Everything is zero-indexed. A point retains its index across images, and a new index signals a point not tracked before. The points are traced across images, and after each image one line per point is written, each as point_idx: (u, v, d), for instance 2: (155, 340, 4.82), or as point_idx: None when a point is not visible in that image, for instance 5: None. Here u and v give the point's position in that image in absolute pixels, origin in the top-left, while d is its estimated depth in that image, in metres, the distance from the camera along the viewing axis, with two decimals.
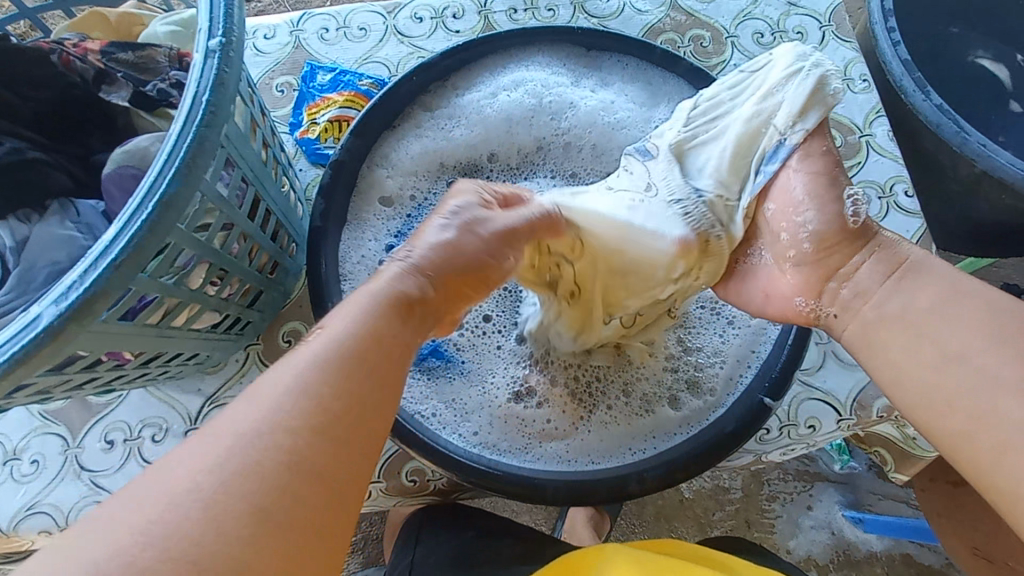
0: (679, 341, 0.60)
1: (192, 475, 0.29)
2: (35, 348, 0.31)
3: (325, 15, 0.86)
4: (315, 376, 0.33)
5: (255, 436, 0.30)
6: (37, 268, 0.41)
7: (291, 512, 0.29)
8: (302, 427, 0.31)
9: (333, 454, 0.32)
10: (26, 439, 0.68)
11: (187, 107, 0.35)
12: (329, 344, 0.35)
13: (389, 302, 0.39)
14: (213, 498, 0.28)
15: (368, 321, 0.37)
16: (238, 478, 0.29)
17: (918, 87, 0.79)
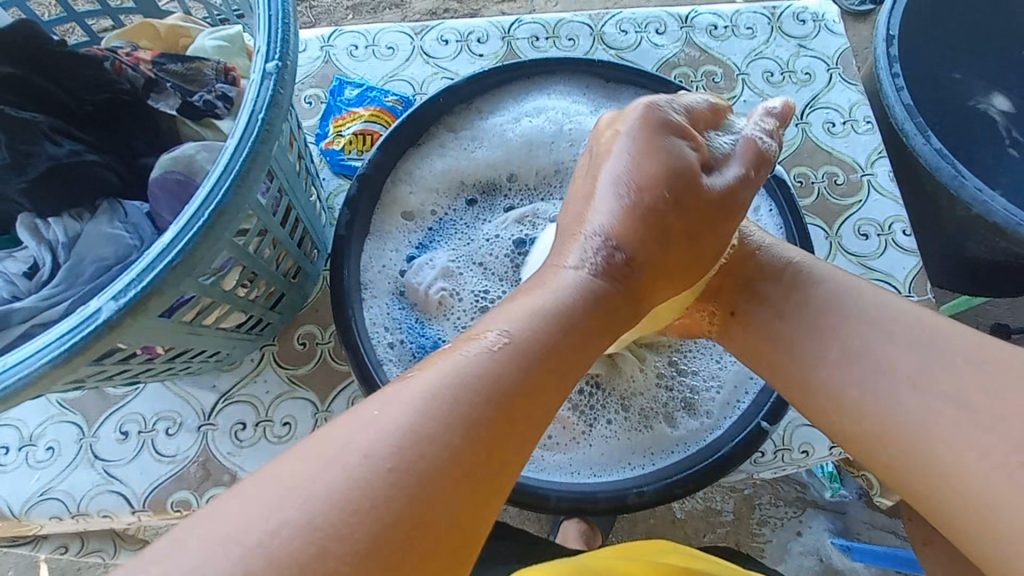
0: (672, 362, 0.63)
1: (324, 452, 0.28)
2: (92, 339, 0.34)
3: (355, 32, 0.90)
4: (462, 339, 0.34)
5: (434, 395, 0.31)
6: (84, 263, 0.44)
7: (466, 465, 0.29)
8: (456, 388, 0.31)
9: (498, 417, 0.31)
10: (43, 426, 0.70)
11: (244, 125, 0.39)
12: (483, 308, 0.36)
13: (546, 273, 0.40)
14: (394, 495, 0.27)
15: (512, 278, 0.38)
16: (400, 434, 0.29)
17: (919, 130, 0.83)
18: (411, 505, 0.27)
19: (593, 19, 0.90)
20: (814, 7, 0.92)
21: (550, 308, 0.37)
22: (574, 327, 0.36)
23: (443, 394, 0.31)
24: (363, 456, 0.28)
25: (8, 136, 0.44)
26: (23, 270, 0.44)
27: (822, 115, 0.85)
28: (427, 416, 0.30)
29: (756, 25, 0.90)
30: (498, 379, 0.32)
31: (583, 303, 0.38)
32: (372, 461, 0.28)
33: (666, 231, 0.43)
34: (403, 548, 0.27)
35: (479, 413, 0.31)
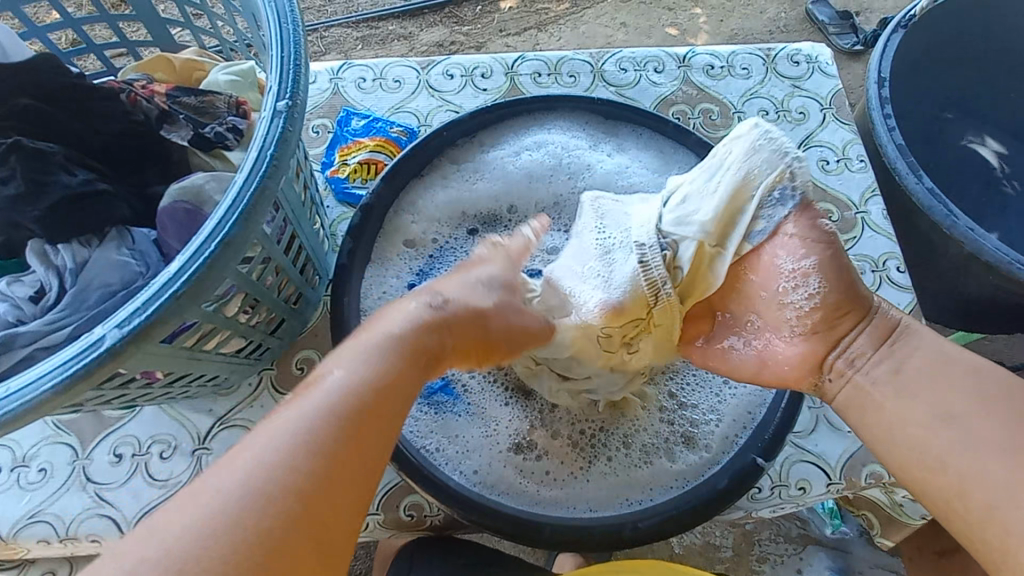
0: (672, 395, 0.63)
1: (170, 529, 0.30)
2: (96, 366, 0.35)
3: (363, 66, 0.93)
4: (325, 424, 0.36)
5: (260, 476, 0.33)
6: (91, 289, 0.44)
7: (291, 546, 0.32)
8: (313, 463, 0.34)
9: (340, 486, 0.35)
10: (37, 447, 0.70)
11: (253, 161, 0.40)
12: (340, 388, 0.38)
13: (403, 346, 0.42)
14: (252, 526, 0.31)
15: (384, 366, 0.40)
16: (236, 519, 0.31)
17: (910, 170, 0.85)
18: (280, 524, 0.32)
19: (593, 57, 0.93)
20: (808, 50, 0.95)
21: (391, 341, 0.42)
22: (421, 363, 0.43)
23: (310, 441, 0.35)
24: (188, 536, 0.30)
25: (26, 165, 0.46)
26: (29, 294, 0.45)
27: (816, 153, 0.87)
28: (263, 463, 0.33)
29: (751, 65, 0.93)
30: (336, 420, 0.36)
31: (400, 365, 0.41)
32: (193, 544, 0.30)
33: (462, 321, 0.47)
34: (267, 571, 0.31)
35: (325, 451, 0.35)
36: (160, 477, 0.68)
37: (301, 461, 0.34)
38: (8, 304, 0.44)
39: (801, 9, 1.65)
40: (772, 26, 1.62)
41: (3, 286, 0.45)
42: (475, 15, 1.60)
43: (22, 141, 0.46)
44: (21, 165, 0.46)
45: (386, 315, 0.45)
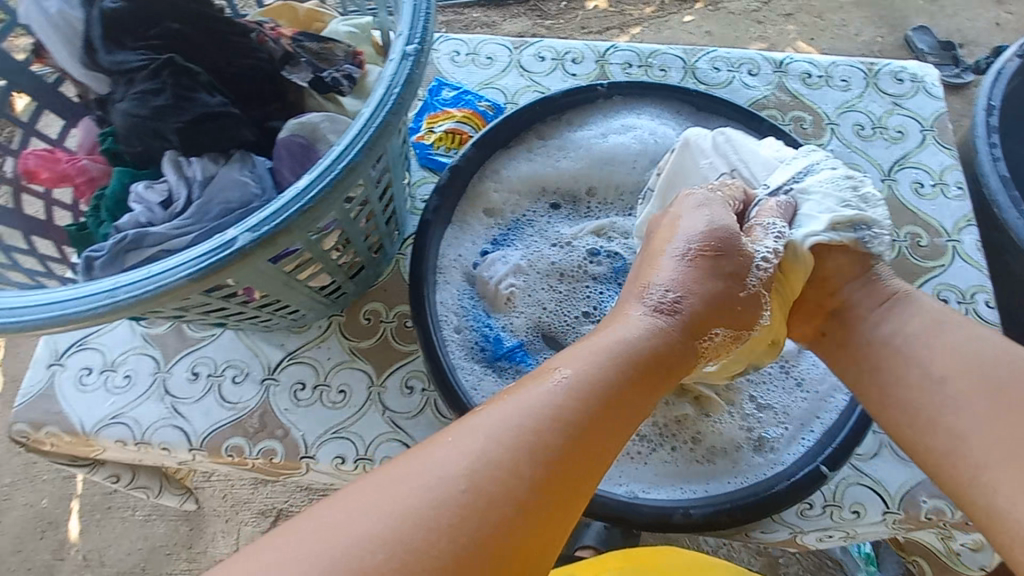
0: (753, 398, 0.61)
1: (409, 488, 0.36)
2: (224, 262, 0.38)
3: (459, 40, 0.96)
4: (547, 426, 0.39)
5: (499, 456, 0.37)
6: (213, 203, 0.48)
7: (516, 528, 0.36)
8: (542, 456, 0.38)
9: (571, 482, 0.38)
10: (124, 355, 0.76)
11: (381, 96, 0.43)
12: (569, 390, 0.41)
13: (641, 355, 0.45)
14: (462, 517, 0.35)
15: (618, 372, 0.43)
16: (459, 494, 0.36)
17: (1012, 204, 0.82)
18: (541, 498, 0.37)
19: (686, 53, 0.93)
20: (914, 68, 0.91)
21: (615, 355, 0.44)
22: (625, 387, 0.43)
23: (540, 430, 0.39)
24: (430, 493, 0.36)
25: (176, 80, 0.50)
26: (160, 200, 0.49)
27: (911, 174, 0.83)
28: (494, 456, 0.37)
29: (851, 78, 0.90)
30: (569, 419, 0.40)
31: (633, 375, 0.44)
32: (435, 501, 0.35)
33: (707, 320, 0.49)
34: (508, 550, 0.35)
35: (558, 456, 0.38)
36: (231, 400, 0.73)
37: (522, 452, 0.38)
38: (142, 207, 0.49)
39: (900, 35, 1.58)
40: (867, 49, 1.57)
41: (139, 188, 0.50)
42: (560, 10, 1.62)
43: (175, 59, 0.51)
44: (172, 80, 0.50)
45: (629, 321, 0.47)
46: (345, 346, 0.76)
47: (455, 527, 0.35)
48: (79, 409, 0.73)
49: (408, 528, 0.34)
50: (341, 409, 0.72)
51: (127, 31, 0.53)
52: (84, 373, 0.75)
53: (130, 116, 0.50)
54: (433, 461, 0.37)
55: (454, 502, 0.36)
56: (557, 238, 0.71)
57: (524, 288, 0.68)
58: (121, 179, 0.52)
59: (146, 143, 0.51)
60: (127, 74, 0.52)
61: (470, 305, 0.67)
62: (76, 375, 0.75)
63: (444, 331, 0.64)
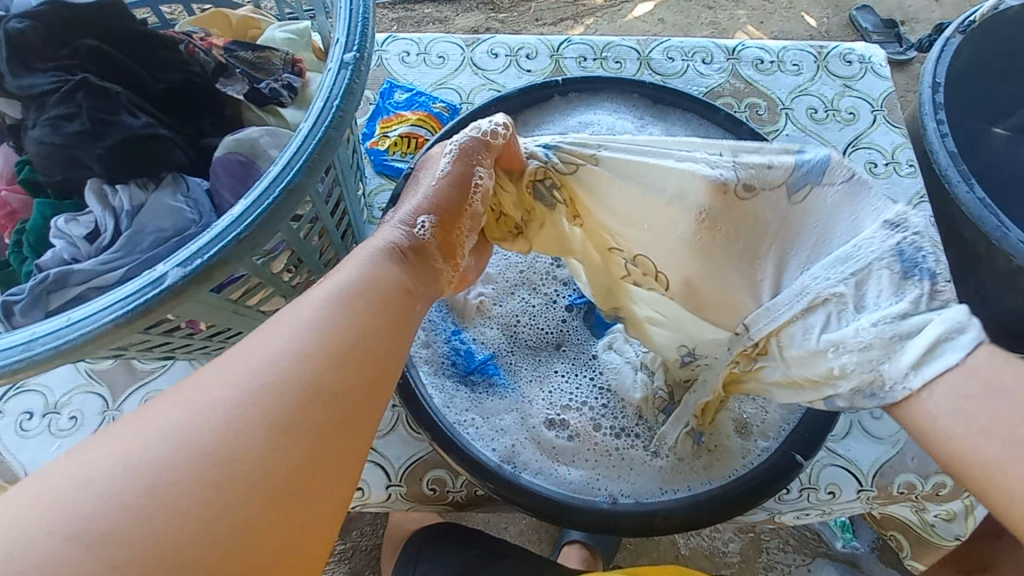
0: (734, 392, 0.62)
1: (112, 485, 0.29)
2: (153, 303, 0.35)
3: (408, 40, 0.92)
4: (296, 355, 0.35)
5: (231, 409, 0.32)
6: (144, 233, 0.45)
7: (274, 478, 0.31)
8: (296, 387, 0.34)
9: (329, 407, 0.34)
10: (69, 395, 0.71)
11: (319, 111, 0.40)
12: (329, 304, 0.38)
13: (385, 262, 0.43)
14: (214, 482, 0.30)
15: (375, 278, 0.41)
16: (183, 466, 0.30)
17: (962, 178, 0.83)
18: (289, 426, 0.33)
19: (640, 44, 0.92)
20: (861, 50, 0.92)
21: (371, 261, 0.42)
22: (386, 287, 0.41)
23: (279, 364, 0.34)
24: (172, 468, 0.30)
25: (91, 102, 0.46)
26: (84, 234, 0.45)
27: (865, 155, 0.85)
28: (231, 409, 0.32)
29: (803, 62, 0.91)
30: (308, 346, 0.36)
31: (385, 271, 0.42)
32: (169, 475, 0.30)
33: (445, 229, 0.47)
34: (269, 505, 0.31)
35: (331, 371, 0.35)
36: None
37: (262, 406, 0.33)
38: (64, 242, 0.45)
39: (845, 15, 1.61)
40: (814, 31, 1.59)
41: (60, 223, 0.46)
42: (512, 3, 1.59)
43: (90, 79, 0.47)
44: (87, 103, 0.46)
45: (377, 236, 0.46)
46: None
47: (205, 499, 0.30)
48: (22, 458, 0.68)
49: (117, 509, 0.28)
50: None
51: (34, 51, 0.48)
52: (25, 418, 0.70)
53: (43, 144, 0.46)
54: (153, 430, 0.31)
55: (195, 470, 0.30)
56: None
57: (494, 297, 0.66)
58: (42, 212, 0.47)
59: (66, 173, 0.47)
60: (37, 99, 0.47)
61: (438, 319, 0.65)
62: (16, 421, 0.69)
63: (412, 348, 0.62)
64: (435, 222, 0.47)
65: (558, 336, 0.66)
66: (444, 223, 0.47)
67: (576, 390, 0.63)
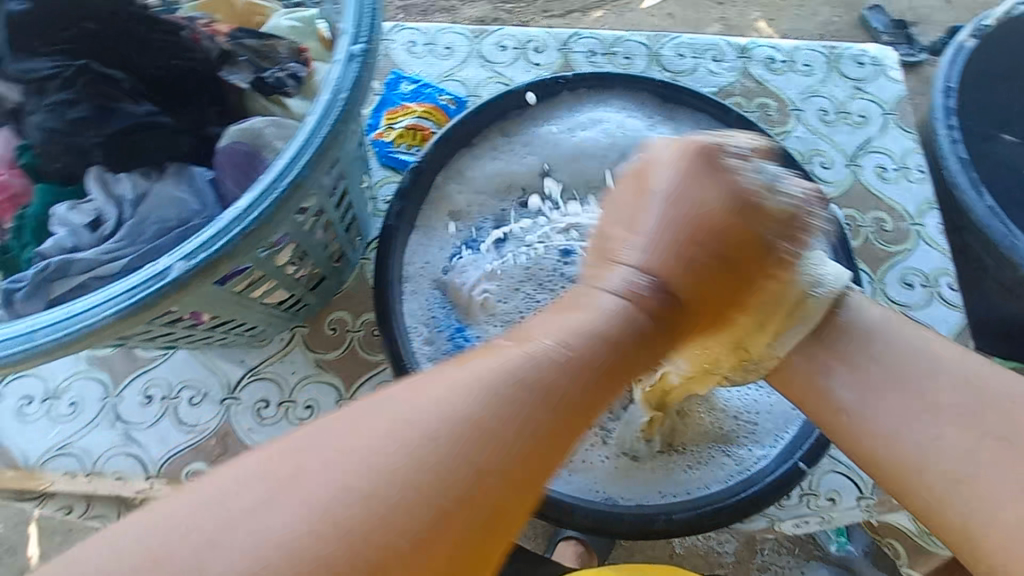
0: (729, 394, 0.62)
1: (301, 501, 0.27)
2: (156, 296, 0.35)
3: (416, 30, 0.91)
4: (499, 406, 0.31)
5: (435, 451, 0.29)
6: (147, 223, 0.44)
7: (452, 537, 0.28)
8: (498, 452, 0.30)
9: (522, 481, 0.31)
10: (69, 381, 0.70)
11: (326, 104, 0.39)
12: (546, 356, 0.34)
13: (613, 326, 0.38)
14: (405, 529, 0.27)
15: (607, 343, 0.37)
16: (379, 503, 0.27)
17: (971, 185, 0.82)
18: (480, 499, 0.29)
19: (651, 40, 0.91)
20: (873, 52, 0.91)
21: (599, 330, 0.37)
22: (621, 353, 0.37)
23: (492, 408, 0.31)
24: (355, 496, 0.27)
25: (92, 89, 0.46)
26: (86, 222, 0.45)
27: (874, 159, 0.84)
28: (422, 436, 0.29)
29: (814, 63, 0.90)
30: (531, 413, 0.32)
31: (617, 335, 0.38)
32: (362, 501, 0.27)
33: (687, 288, 0.42)
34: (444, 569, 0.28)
35: (530, 424, 0.32)
36: (188, 423, 0.69)
37: (455, 452, 0.29)
38: (66, 230, 0.44)
39: (857, 15, 1.59)
40: (825, 30, 1.58)
41: (61, 210, 0.45)
42: None
43: (90, 66, 0.47)
44: (86, 89, 0.46)
45: (597, 294, 0.40)
46: (311, 359, 0.72)
47: (399, 536, 0.27)
48: (22, 443, 0.68)
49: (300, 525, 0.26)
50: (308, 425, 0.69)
51: (33, 33, 0.47)
52: (25, 403, 0.70)
53: (45, 130, 0.46)
54: (347, 450, 0.29)
55: (386, 500, 0.27)
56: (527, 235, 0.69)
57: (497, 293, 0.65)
58: (43, 198, 0.47)
59: (68, 159, 0.46)
60: (38, 83, 0.46)
61: (440, 314, 0.64)
62: (16, 406, 0.69)
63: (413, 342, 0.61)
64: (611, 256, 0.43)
65: None
66: (669, 284, 0.42)
67: None
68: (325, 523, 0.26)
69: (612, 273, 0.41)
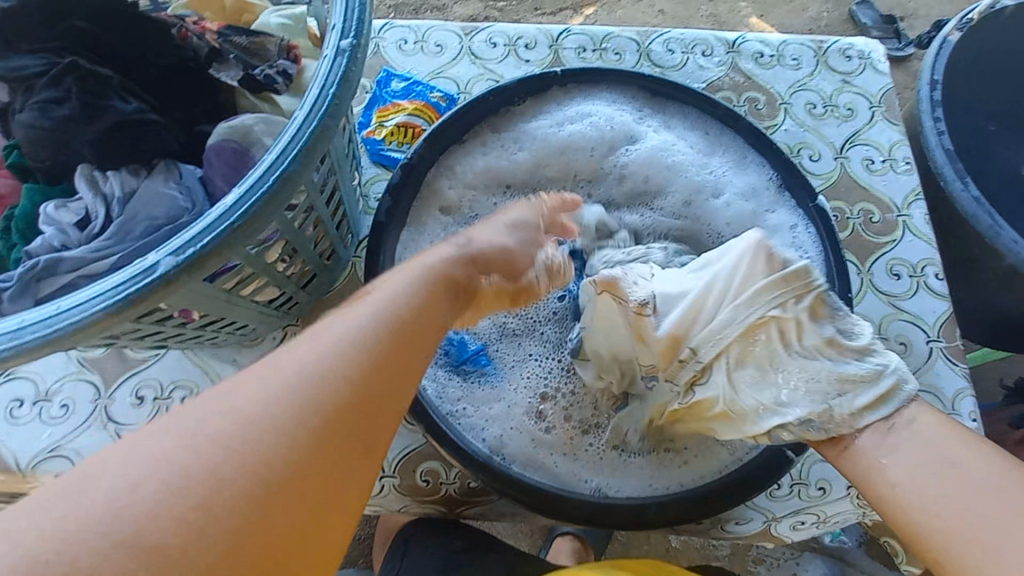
0: None
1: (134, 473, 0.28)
2: (146, 292, 0.35)
3: (405, 27, 0.91)
4: (334, 355, 0.34)
5: (246, 407, 0.31)
6: (136, 221, 0.44)
7: (300, 492, 0.30)
8: (322, 398, 0.32)
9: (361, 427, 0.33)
10: (60, 383, 0.70)
11: (314, 98, 0.39)
12: (361, 315, 0.38)
13: (433, 284, 0.43)
14: (234, 482, 0.29)
15: (415, 297, 0.41)
16: (203, 466, 0.29)
17: (957, 177, 0.83)
18: (317, 453, 0.31)
19: (640, 35, 0.91)
20: (861, 45, 0.92)
21: (427, 281, 0.43)
22: (425, 306, 0.41)
23: (319, 369, 0.33)
24: (174, 463, 0.28)
25: (82, 86, 0.46)
26: (74, 221, 0.45)
27: (862, 152, 0.85)
28: (269, 406, 0.31)
29: (802, 57, 0.90)
30: (348, 361, 0.34)
31: (433, 293, 0.43)
32: (190, 464, 0.28)
33: (492, 264, 0.49)
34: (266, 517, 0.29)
35: (357, 376, 0.34)
36: None
37: (287, 410, 0.31)
38: (54, 229, 0.44)
39: (845, 10, 1.60)
40: (813, 25, 1.59)
41: (50, 209, 0.45)
42: None
43: (80, 63, 0.46)
44: (76, 86, 0.45)
45: (424, 256, 0.47)
46: None
47: (225, 493, 0.28)
48: (12, 445, 0.67)
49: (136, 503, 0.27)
50: None
51: (22, 35, 0.47)
52: (15, 406, 0.69)
53: (31, 128, 0.45)
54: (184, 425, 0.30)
55: (202, 458, 0.29)
56: None
57: None
58: (31, 198, 0.47)
59: (56, 158, 0.46)
60: (26, 81, 0.46)
61: None
62: (5, 409, 0.69)
63: None
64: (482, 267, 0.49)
65: (539, 320, 0.65)
66: (502, 259, 0.50)
67: (553, 377, 0.63)
68: (177, 481, 0.28)
69: (437, 249, 0.47)
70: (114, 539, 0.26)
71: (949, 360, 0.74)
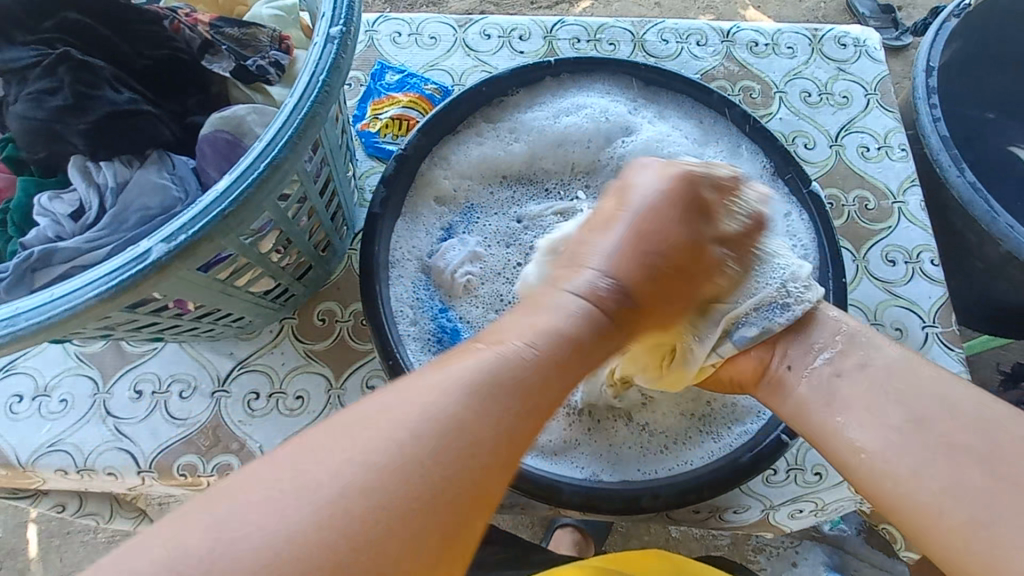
0: None
1: (294, 490, 0.29)
2: (138, 278, 0.35)
3: (400, 20, 0.90)
4: (476, 396, 0.34)
5: (400, 444, 0.31)
6: (129, 211, 0.44)
7: (432, 522, 0.30)
8: (472, 441, 0.33)
9: (497, 460, 0.33)
10: (59, 378, 0.70)
11: (305, 85, 0.39)
12: (508, 351, 0.37)
13: (576, 320, 0.41)
14: (384, 511, 0.30)
15: (561, 330, 0.40)
16: (357, 490, 0.30)
17: (953, 163, 0.83)
18: (451, 491, 0.31)
19: (635, 26, 0.91)
20: (856, 33, 0.92)
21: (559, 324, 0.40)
22: (568, 346, 0.40)
23: (467, 409, 0.34)
24: (339, 486, 0.30)
25: (75, 76, 0.46)
26: (68, 212, 0.45)
27: (857, 139, 0.85)
28: (417, 436, 0.32)
29: (797, 45, 0.90)
30: (495, 409, 0.34)
31: (575, 326, 0.41)
32: (353, 493, 0.30)
33: (633, 288, 0.45)
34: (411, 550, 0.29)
35: (493, 421, 0.34)
36: (180, 417, 0.69)
37: (436, 448, 0.32)
38: (48, 220, 0.44)
39: (842, 0, 1.60)
40: (810, 16, 1.58)
41: (44, 200, 0.45)
42: None
43: (71, 53, 0.46)
44: (69, 76, 0.46)
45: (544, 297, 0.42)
46: (301, 350, 0.72)
47: (376, 520, 0.29)
48: (12, 440, 0.68)
49: (292, 522, 0.28)
50: (299, 415, 0.69)
51: (16, 25, 0.47)
52: (15, 401, 0.69)
53: (24, 120, 0.46)
54: (346, 445, 0.31)
55: (359, 485, 0.30)
56: (520, 214, 0.70)
57: (481, 275, 0.66)
58: (25, 189, 0.47)
59: (49, 149, 0.46)
60: (18, 73, 0.46)
61: (427, 297, 0.65)
62: (5, 404, 0.69)
63: (399, 326, 0.62)
64: (623, 280, 0.44)
65: None
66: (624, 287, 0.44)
67: None
68: (303, 533, 0.28)
69: (577, 277, 0.44)
70: (271, 556, 0.27)
71: (946, 345, 0.74)
